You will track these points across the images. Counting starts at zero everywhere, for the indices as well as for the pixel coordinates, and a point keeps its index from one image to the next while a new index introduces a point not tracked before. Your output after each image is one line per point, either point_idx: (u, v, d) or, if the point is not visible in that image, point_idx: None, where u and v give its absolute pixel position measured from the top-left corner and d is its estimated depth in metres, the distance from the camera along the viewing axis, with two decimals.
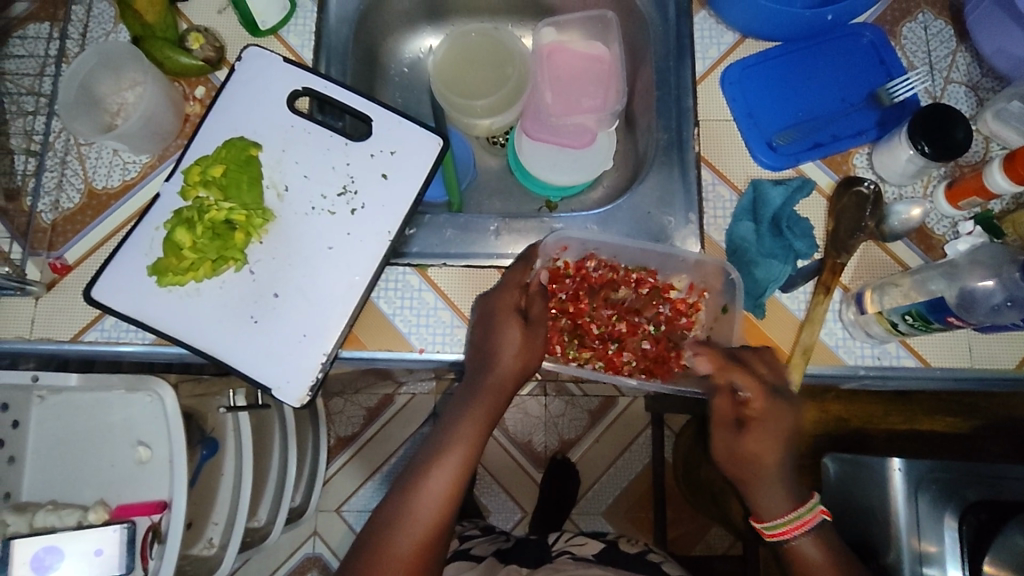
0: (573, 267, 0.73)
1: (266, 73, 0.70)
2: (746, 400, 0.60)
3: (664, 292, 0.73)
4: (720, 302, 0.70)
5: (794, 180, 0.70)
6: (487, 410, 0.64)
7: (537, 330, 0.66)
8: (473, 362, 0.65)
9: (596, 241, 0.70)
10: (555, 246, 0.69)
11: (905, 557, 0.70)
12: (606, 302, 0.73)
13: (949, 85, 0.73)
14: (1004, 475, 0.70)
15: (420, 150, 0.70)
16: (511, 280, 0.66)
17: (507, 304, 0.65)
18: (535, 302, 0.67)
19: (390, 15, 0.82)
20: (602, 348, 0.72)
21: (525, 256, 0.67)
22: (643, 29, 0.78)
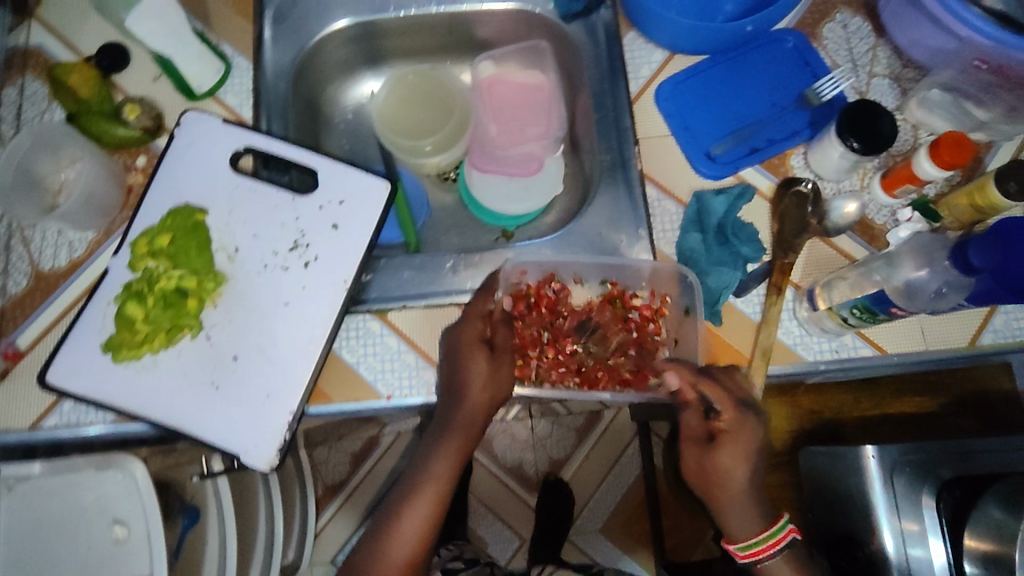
0: (535, 288, 0.74)
1: (206, 135, 0.70)
2: (717, 415, 0.63)
3: (630, 300, 0.74)
4: (682, 307, 0.72)
5: (735, 187, 0.72)
6: (459, 442, 0.67)
7: (502, 358, 0.68)
8: (443, 396, 0.66)
9: (553, 262, 0.72)
10: (515, 272, 0.71)
11: (890, 541, 0.70)
12: (572, 320, 0.75)
13: (873, 79, 0.75)
14: (973, 449, 0.72)
15: (369, 195, 0.70)
16: (473, 313, 0.67)
17: (471, 337, 0.66)
18: (499, 331, 0.69)
19: (327, 64, 0.83)
20: (571, 366, 0.73)
21: (488, 286, 0.69)
22: (576, 54, 0.79)
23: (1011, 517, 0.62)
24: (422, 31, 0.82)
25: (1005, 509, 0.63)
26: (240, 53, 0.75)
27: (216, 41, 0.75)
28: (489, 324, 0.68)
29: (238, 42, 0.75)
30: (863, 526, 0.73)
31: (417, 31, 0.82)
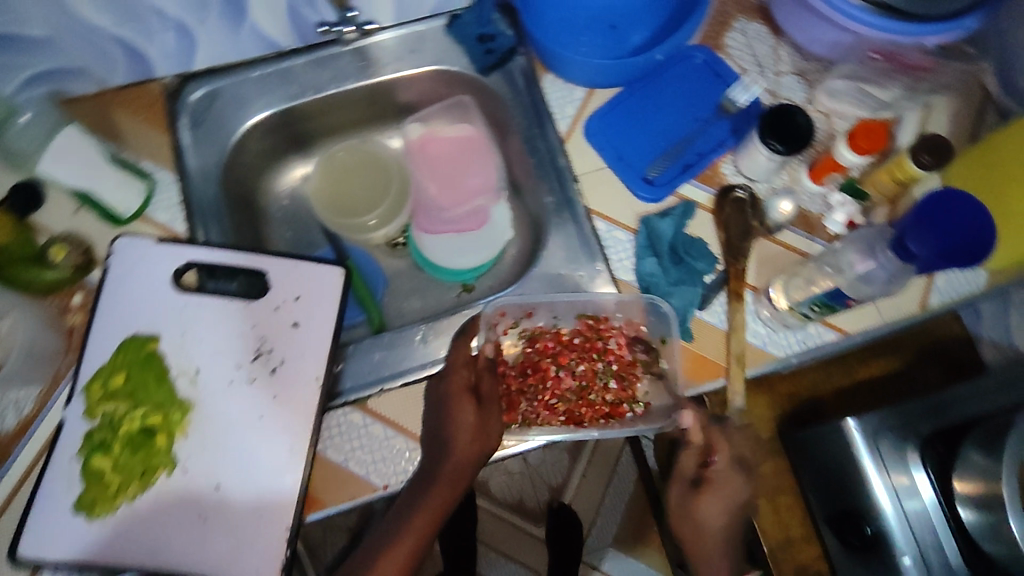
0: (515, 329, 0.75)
1: (142, 259, 0.67)
2: (712, 462, 0.68)
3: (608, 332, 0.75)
4: (657, 336, 0.73)
5: (677, 207, 0.74)
6: (441, 495, 0.66)
7: (490, 407, 0.70)
8: (430, 448, 0.66)
9: (531, 302, 0.72)
10: (495, 314, 0.72)
11: (886, 497, 0.74)
12: (554, 359, 0.76)
13: (782, 77, 0.78)
14: (950, 397, 0.74)
15: (323, 286, 0.68)
16: (456, 361, 0.68)
17: (459, 386, 0.68)
18: (483, 380, 0.71)
19: (251, 159, 0.82)
20: (560, 404, 0.74)
21: (466, 332, 0.70)
22: (500, 103, 0.81)
23: (992, 459, 0.65)
24: (344, 106, 0.83)
25: (984, 451, 0.66)
26: (160, 167, 0.73)
27: (134, 158, 0.73)
28: (473, 370, 0.70)
29: (156, 156, 0.74)
30: (860, 496, 0.76)
31: (340, 107, 0.83)
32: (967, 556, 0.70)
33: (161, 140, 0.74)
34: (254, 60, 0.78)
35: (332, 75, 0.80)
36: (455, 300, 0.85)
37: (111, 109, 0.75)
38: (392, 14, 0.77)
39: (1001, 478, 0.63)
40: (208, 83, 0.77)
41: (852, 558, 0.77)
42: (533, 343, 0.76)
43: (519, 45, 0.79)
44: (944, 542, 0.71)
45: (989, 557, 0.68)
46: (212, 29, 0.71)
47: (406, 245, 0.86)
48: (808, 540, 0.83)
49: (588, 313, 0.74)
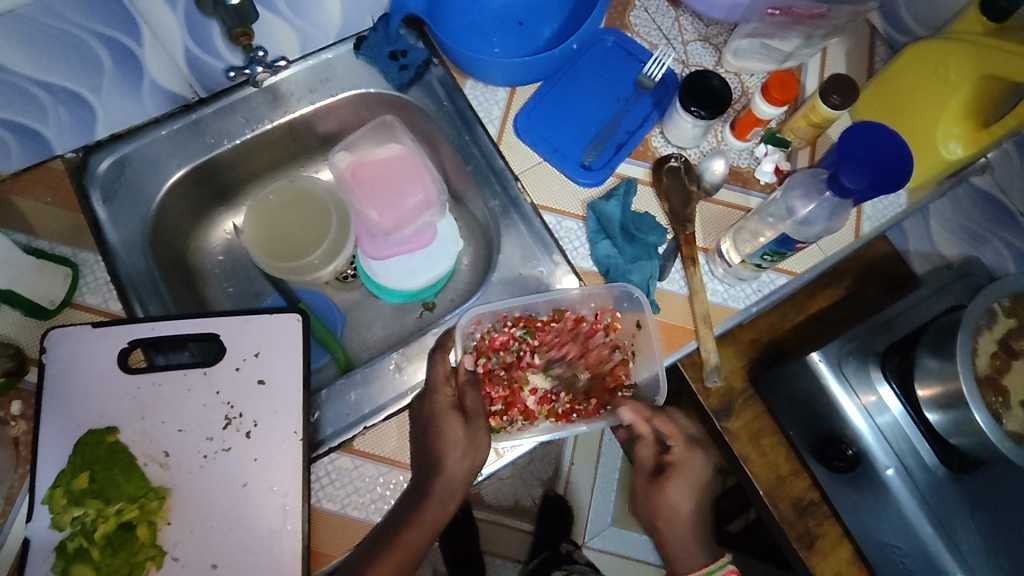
0: (488, 337, 0.74)
1: (82, 349, 0.63)
2: (669, 447, 0.71)
3: (581, 324, 0.75)
4: (632, 318, 0.74)
5: (620, 186, 0.75)
6: (432, 511, 0.64)
7: (478, 421, 0.67)
8: (420, 468, 0.65)
9: (502, 307, 0.71)
10: (469, 324, 0.71)
11: (859, 417, 0.79)
12: (536, 355, 0.75)
13: (688, 46, 0.81)
14: (896, 313, 0.79)
15: (284, 336, 0.66)
16: (438, 378, 0.67)
17: (444, 404, 0.66)
18: (467, 394, 0.69)
19: (176, 220, 0.78)
20: (547, 397, 0.74)
21: (443, 346, 0.69)
22: (425, 117, 0.80)
23: (945, 361, 0.70)
24: (264, 148, 0.80)
25: (936, 356, 0.71)
26: (79, 249, 0.69)
27: (48, 245, 0.69)
28: (455, 385, 0.69)
29: (71, 238, 0.69)
30: (837, 421, 0.80)
31: (261, 150, 0.80)
32: (940, 453, 0.77)
33: (76, 218, 0.70)
34: (158, 117, 0.74)
35: (247, 119, 0.77)
36: (418, 321, 0.83)
37: (11, 197, 0.70)
38: (298, 48, 0.75)
39: (957, 376, 0.67)
40: (113, 150, 0.73)
41: (839, 480, 0.80)
42: (508, 350, 0.75)
43: (433, 56, 0.79)
44: (918, 445, 0.78)
45: (958, 448, 0.76)
46: (109, 94, 0.68)
47: (357, 277, 0.85)
48: (798, 473, 0.85)
49: (560, 305, 0.73)
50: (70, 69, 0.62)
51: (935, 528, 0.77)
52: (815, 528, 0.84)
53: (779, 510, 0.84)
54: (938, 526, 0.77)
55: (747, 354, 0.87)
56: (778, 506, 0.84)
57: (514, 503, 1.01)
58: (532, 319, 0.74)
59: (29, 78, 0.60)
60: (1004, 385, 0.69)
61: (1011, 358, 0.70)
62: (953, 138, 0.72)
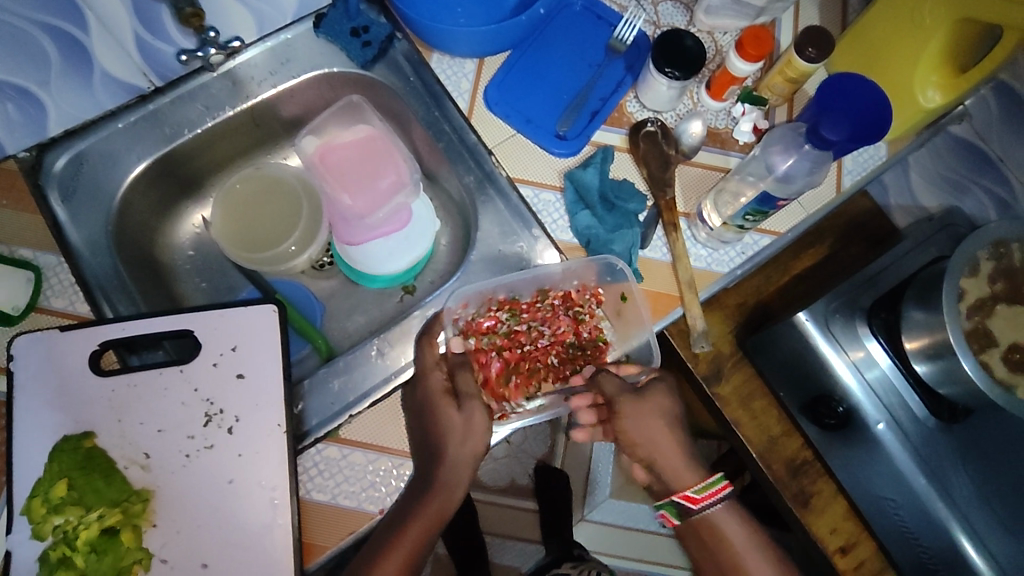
0: (473, 319, 0.72)
1: (50, 354, 0.61)
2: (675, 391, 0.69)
3: (565, 299, 0.74)
4: (616, 290, 0.72)
5: (596, 154, 0.73)
6: (438, 501, 0.63)
7: (472, 403, 0.65)
8: (421, 455, 0.64)
9: (487, 287, 0.69)
10: (455, 308, 0.69)
11: (848, 374, 0.79)
12: (521, 331, 0.74)
13: (659, 6, 0.79)
14: (882, 268, 0.79)
15: (261, 328, 0.64)
16: (429, 362, 0.65)
17: (436, 389, 0.65)
18: (459, 375, 0.67)
19: (141, 216, 0.75)
20: (534, 373, 0.75)
21: (430, 331, 0.67)
22: (392, 94, 0.77)
23: (930, 313, 0.69)
24: (228, 136, 0.78)
25: (922, 308, 0.71)
26: (41, 251, 0.66)
27: (8, 249, 0.66)
28: (446, 368, 0.67)
29: (31, 240, 0.67)
30: (826, 379, 0.80)
31: (225, 137, 0.77)
32: (929, 404, 0.77)
33: (36, 220, 0.67)
34: (115, 110, 0.71)
35: (206, 106, 0.74)
36: (400, 305, 0.82)
37: None
38: (254, 28, 0.72)
39: (943, 326, 0.67)
40: (69, 147, 0.69)
41: (830, 437, 0.81)
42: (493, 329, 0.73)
43: (396, 30, 0.76)
44: (907, 397, 0.78)
45: (947, 399, 0.76)
46: (59, 87, 0.65)
47: (334, 264, 0.83)
48: (790, 434, 0.85)
49: (544, 283, 0.72)
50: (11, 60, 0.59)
51: (927, 478, 0.78)
52: (809, 487, 0.84)
53: (772, 471, 0.84)
54: (930, 475, 0.78)
55: (734, 318, 0.86)
56: (772, 467, 0.84)
57: (511, 482, 1.01)
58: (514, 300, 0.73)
59: None
60: (991, 332, 0.69)
61: (996, 305, 0.70)
62: (931, 86, 0.71)
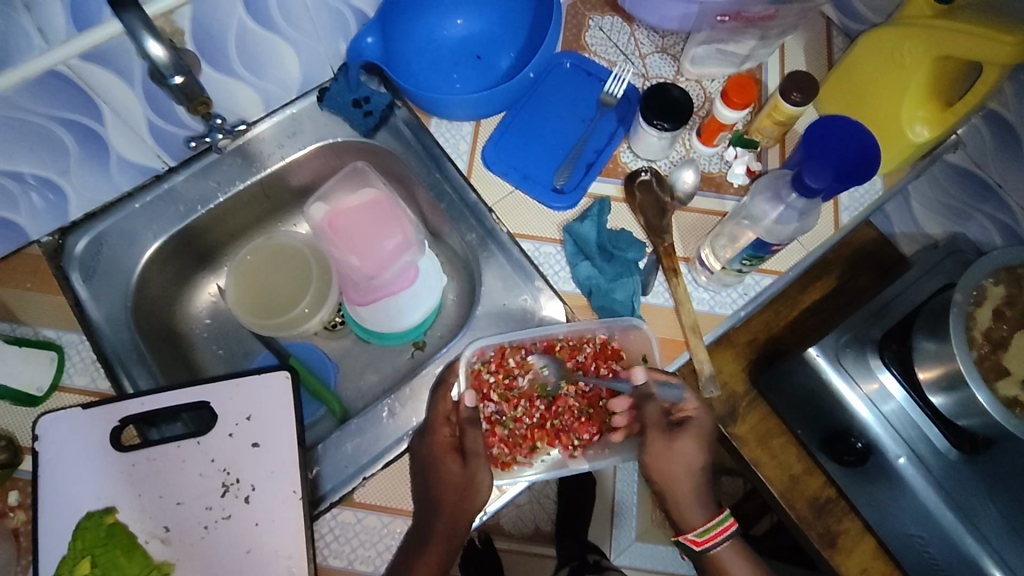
0: (491, 363, 0.72)
1: (71, 433, 0.63)
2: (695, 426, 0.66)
3: (582, 350, 0.72)
4: (637, 351, 0.72)
5: (593, 207, 0.75)
6: (437, 554, 0.62)
7: (479, 462, 0.65)
8: (422, 508, 0.64)
9: (507, 338, 0.70)
10: (473, 354, 0.70)
11: (863, 406, 0.79)
12: (539, 380, 0.73)
13: (646, 59, 0.82)
14: (889, 298, 0.79)
15: (274, 396, 0.65)
16: (438, 416, 0.66)
17: (443, 445, 0.65)
18: (468, 433, 0.66)
19: (159, 289, 0.78)
20: (548, 420, 0.72)
21: (445, 381, 0.68)
22: (397, 160, 0.80)
23: (942, 343, 0.69)
24: (241, 209, 0.81)
25: (933, 338, 0.70)
26: (65, 330, 0.70)
27: (34, 330, 0.70)
28: (455, 423, 0.67)
29: (57, 321, 0.70)
30: (841, 413, 0.80)
31: (236, 210, 0.81)
32: (949, 436, 0.76)
33: (59, 300, 0.71)
34: (131, 191, 0.75)
35: (218, 182, 0.78)
36: (410, 361, 0.82)
37: None
38: (261, 107, 0.77)
39: (953, 357, 0.67)
40: (89, 229, 0.73)
41: (853, 475, 0.79)
42: (507, 380, 0.72)
43: (396, 99, 0.80)
44: (927, 430, 0.77)
45: (967, 429, 0.75)
46: (79, 175, 0.69)
47: (345, 323, 0.84)
48: (812, 472, 0.83)
49: (559, 336, 0.71)
50: (35, 155, 0.64)
51: (955, 513, 0.76)
52: (836, 526, 0.81)
53: (796, 512, 0.82)
54: (958, 510, 0.76)
55: (746, 355, 0.85)
56: (796, 507, 0.82)
57: (535, 530, 0.87)
58: (531, 350, 0.73)
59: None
60: (1003, 359, 0.68)
61: (1009, 331, 0.69)
62: (918, 121, 0.71)
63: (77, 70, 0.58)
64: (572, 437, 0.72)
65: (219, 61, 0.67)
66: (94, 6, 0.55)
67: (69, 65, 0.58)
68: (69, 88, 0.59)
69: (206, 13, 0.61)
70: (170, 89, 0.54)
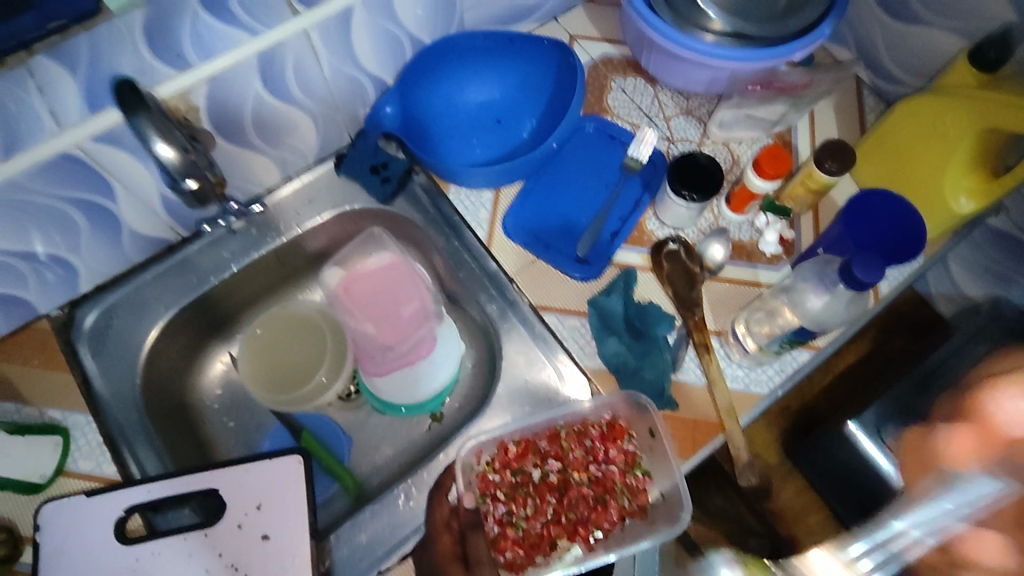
0: (495, 462, 0.67)
1: (76, 523, 0.60)
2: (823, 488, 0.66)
3: (586, 435, 0.68)
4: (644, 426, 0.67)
5: (619, 278, 0.72)
6: None
7: (481, 573, 0.58)
8: None
9: (506, 429, 0.67)
10: (470, 457, 0.66)
11: None
12: (547, 470, 0.68)
13: (671, 121, 0.80)
14: (933, 369, 0.75)
15: (285, 486, 0.62)
16: (437, 523, 0.60)
17: (445, 551, 0.58)
18: (471, 537, 0.59)
19: (169, 360, 0.75)
20: (562, 512, 0.66)
21: (443, 485, 0.62)
22: (413, 226, 0.78)
23: None
24: (255, 276, 0.78)
25: None
26: (71, 410, 0.67)
27: (38, 410, 0.67)
28: (457, 528, 0.60)
29: (63, 399, 0.67)
30: (886, 493, 0.75)
31: (248, 279, 0.78)
32: None
33: (66, 377, 0.68)
34: (144, 262, 0.74)
35: (232, 253, 0.76)
36: (428, 434, 0.79)
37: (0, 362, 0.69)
38: (278, 173, 0.75)
39: None
40: (100, 302, 0.72)
41: None
42: (512, 477, 0.67)
43: (415, 164, 0.77)
44: None
45: None
46: (89, 249, 0.67)
47: (360, 393, 0.81)
48: None
49: (560, 421, 0.68)
50: (43, 232, 0.62)
51: None
52: None
53: None
54: None
55: (778, 425, 0.84)
56: None
57: None
58: (534, 441, 0.68)
59: (6, 250, 0.61)
60: None
61: None
62: (963, 192, 0.68)
63: (89, 150, 0.57)
64: (592, 530, 0.65)
65: (234, 132, 0.66)
66: (109, 92, 0.55)
67: (82, 147, 0.56)
68: (81, 168, 0.58)
69: (223, 89, 0.60)
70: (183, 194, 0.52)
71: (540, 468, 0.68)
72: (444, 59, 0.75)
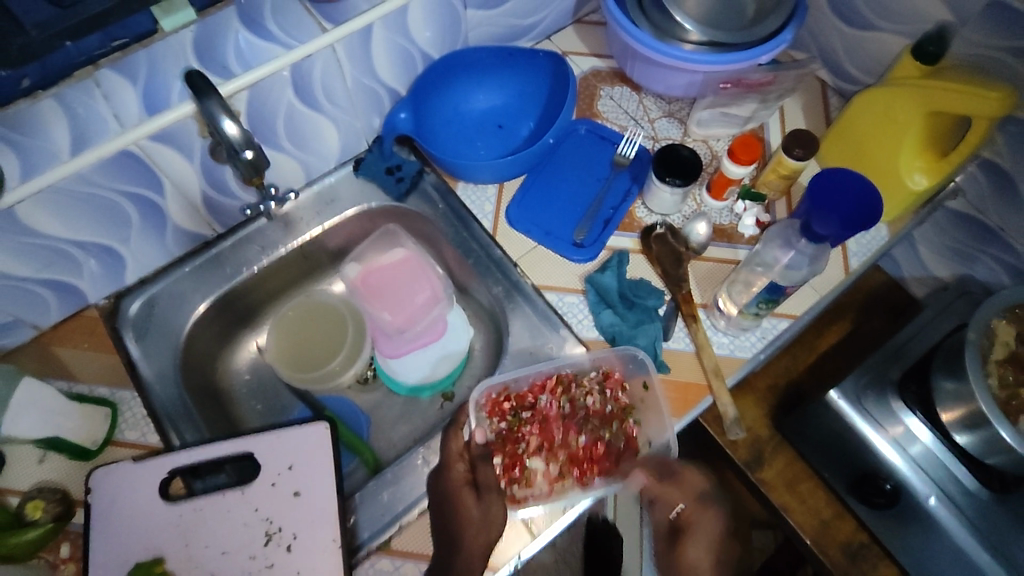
0: (503, 407, 0.74)
1: (124, 483, 0.66)
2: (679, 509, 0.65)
3: (583, 391, 0.75)
4: (638, 381, 0.74)
5: (612, 258, 0.80)
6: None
7: (491, 496, 0.65)
8: (441, 550, 0.64)
9: (511, 377, 0.73)
10: (482, 397, 0.73)
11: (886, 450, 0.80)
12: (549, 420, 0.75)
13: (655, 123, 0.89)
14: (905, 340, 0.81)
15: (314, 448, 0.68)
16: (453, 453, 0.68)
17: (456, 482, 0.66)
18: (479, 468, 0.68)
19: (203, 346, 0.82)
20: (560, 451, 0.73)
21: (456, 422, 0.70)
22: (426, 221, 0.86)
23: (960, 381, 0.71)
24: (281, 269, 0.86)
25: (951, 377, 0.72)
26: (118, 388, 0.74)
27: (88, 388, 0.74)
28: (468, 460, 0.68)
29: (111, 378, 0.75)
30: (868, 457, 0.80)
31: (275, 273, 0.86)
32: (977, 475, 0.76)
33: (113, 359, 0.76)
34: (183, 256, 0.81)
35: (262, 246, 0.83)
36: (440, 412, 0.84)
37: (54, 347, 0.76)
38: (303, 176, 0.84)
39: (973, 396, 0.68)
40: (142, 292, 0.79)
41: (883, 516, 0.79)
42: (516, 425, 0.74)
43: (426, 166, 0.86)
44: (954, 469, 0.77)
45: (994, 468, 0.75)
46: (137, 242, 0.75)
47: (377, 376, 0.87)
48: (842, 516, 0.83)
49: (561, 374, 0.74)
50: (98, 225, 0.70)
51: (992, 554, 0.74)
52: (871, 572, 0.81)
53: (829, 559, 0.82)
54: (993, 550, 0.74)
55: (768, 402, 0.87)
56: (829, 554, 0.81)
57: None
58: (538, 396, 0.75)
59: (65, 239, 0.68)
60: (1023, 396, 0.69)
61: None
62: (917, 171, 0.76)
63: (145, 148, 0.65)
64: (589, 470, 0.71)
65: (268, 136, 0.74)
66: (166, 96, 0.63)
67: (140, 145, 0.65)
68: (139, 165, 0.66)
69: (260, 98, 0.69)
70: (241, 166, 0.59)
71: (541, 421, 0.74)
72: (451, 73, 0.85)
